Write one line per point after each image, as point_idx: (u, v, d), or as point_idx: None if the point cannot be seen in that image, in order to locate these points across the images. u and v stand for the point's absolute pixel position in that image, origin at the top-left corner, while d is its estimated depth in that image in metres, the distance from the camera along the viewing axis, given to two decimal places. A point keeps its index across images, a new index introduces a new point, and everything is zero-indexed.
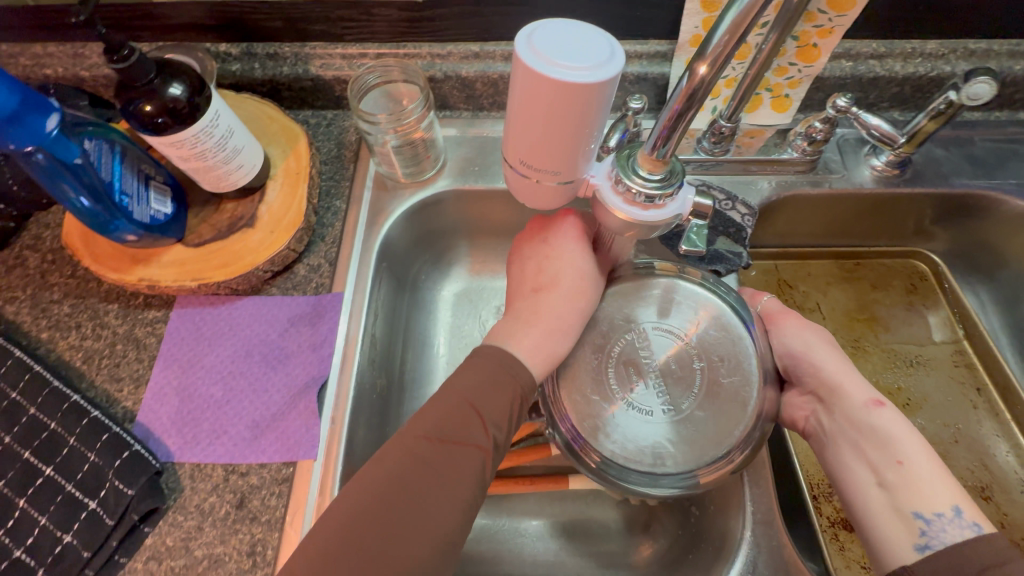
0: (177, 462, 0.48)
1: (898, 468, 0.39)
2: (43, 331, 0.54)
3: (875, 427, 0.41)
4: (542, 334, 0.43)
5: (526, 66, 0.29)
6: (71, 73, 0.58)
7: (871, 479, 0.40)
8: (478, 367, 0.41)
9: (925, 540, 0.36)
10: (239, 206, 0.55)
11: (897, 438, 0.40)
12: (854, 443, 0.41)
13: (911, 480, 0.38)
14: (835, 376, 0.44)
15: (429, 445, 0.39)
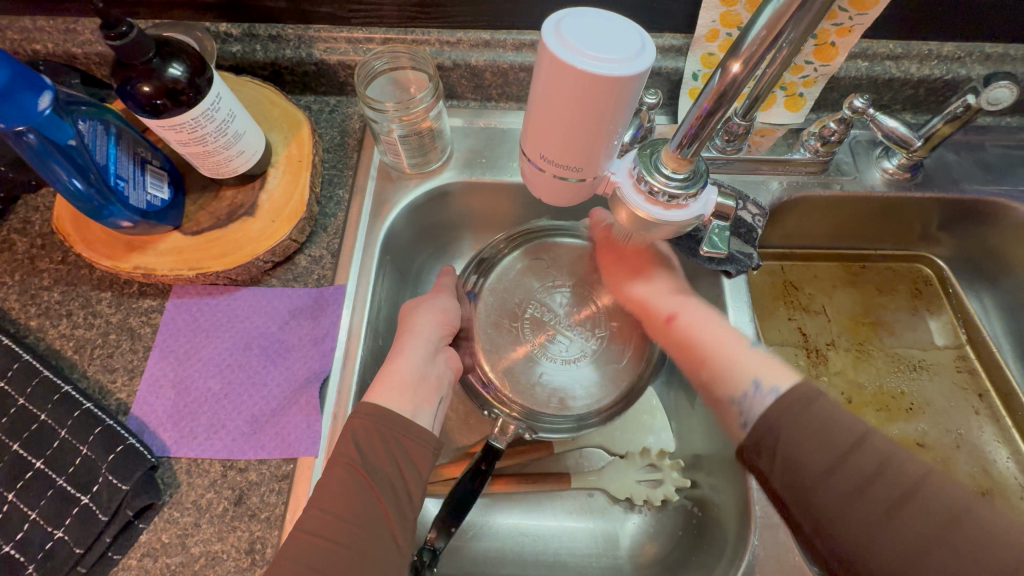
0: (173, 457, 0.47)
1: (704, 367, 0.46)
2: (33, 318, 0.52)
3: (690, 336, 0.47)
4: (391, 381, 0.46)
5: (554, 56, 0.27)
6: (62, 49, 0.56)
7: (702, 380, 0.46)
8: (358, 420, 0.43)
9: (746, 417, 0.41)
10: (238, 193, 0.53)
11: (697, 336, 0.46)
12: (684, 355, 0.47)
13: (726, 372, 0.44)
14: (652, 297, 0.50)
15: (348, 480, 0.40)
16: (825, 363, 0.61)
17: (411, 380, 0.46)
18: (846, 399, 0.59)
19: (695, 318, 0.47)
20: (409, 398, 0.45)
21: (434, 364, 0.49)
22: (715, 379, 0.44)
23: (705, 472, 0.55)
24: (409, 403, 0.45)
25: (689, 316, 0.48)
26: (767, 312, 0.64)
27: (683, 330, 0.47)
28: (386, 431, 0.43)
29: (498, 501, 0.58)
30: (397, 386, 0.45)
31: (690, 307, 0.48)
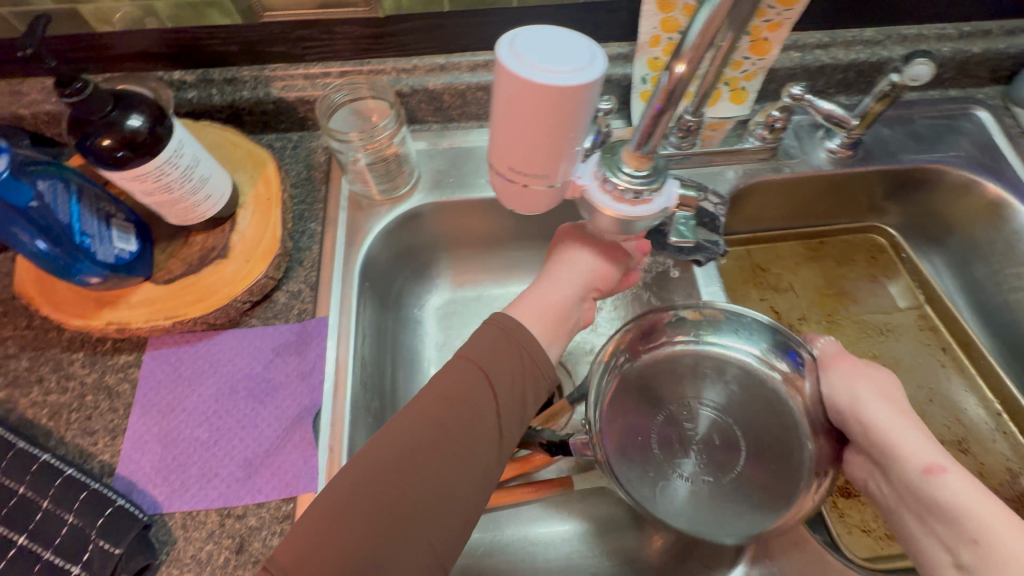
0: (166, 513, 0.46)
1: (959, 532, 0.35)
2: (1, 390, 0.50)
3: (940, 500, 0.36)
4: (531, 304, 0.45)
5: (510, 72, 0.29)
6: (9, 111, 0.55)
7: (947, 555, 0.36)
8: (491, 328, 0.42)
9: None
10: (209, 237, 0.53)
11: (962, 511, 0.35)
12: (919, 515, 0.38)
13: (991, 560, 0.33)
14: (887, 435, 0.40)
15: (467, 374, 0.40)
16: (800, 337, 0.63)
17: (557, 310, 0.45)
18: None
19: (965, 486, 0.36)
20: (545, 329, 0.44)
21: (578, 310, 0.47)
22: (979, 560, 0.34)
23: None
24: (547, 335, 0.44)
25: (960, 480, 0.36)
26: (739, 295, 0.67)
27: (930, 497, 0.37)
28: (524, 359, 0.41)
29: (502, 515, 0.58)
30: (537, 316, 0.44)
31: (957, 472, 0.37)
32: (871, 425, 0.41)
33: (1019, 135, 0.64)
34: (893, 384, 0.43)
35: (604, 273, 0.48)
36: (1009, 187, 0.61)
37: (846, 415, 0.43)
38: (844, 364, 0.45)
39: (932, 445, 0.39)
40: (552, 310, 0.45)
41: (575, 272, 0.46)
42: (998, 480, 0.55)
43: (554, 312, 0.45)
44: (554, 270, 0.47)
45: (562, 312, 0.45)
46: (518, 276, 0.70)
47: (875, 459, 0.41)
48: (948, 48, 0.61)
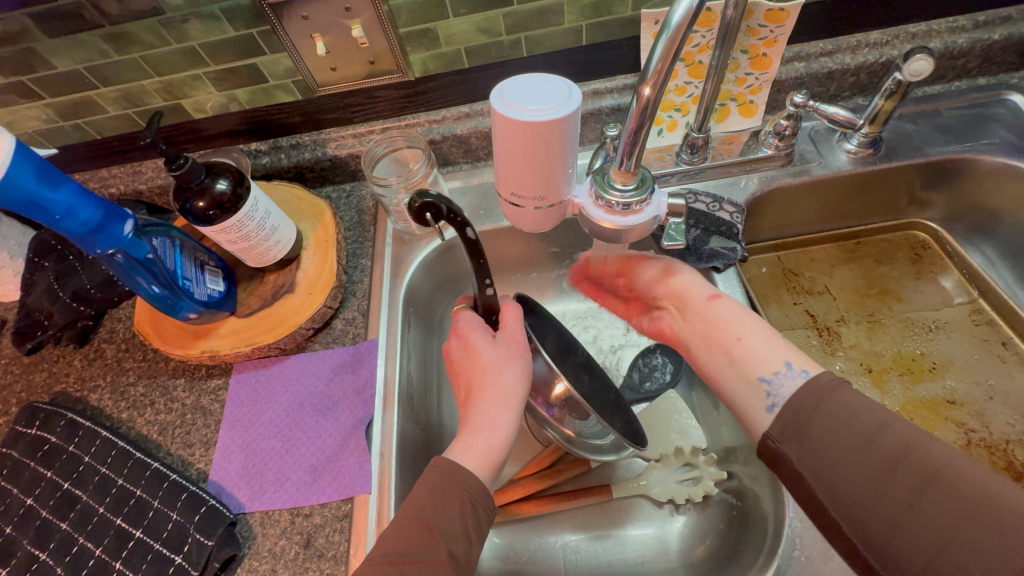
0: (248, 512, 0.53)
1: (739, 341, 0.46)
2: (123, 411, 0.61)
3: (720, 316, 0.48)
4: (479, 450, 0.45)
5: (500, 116, 0.35)
6: (131, 188, 0.68)
7: (725, 360, 0.47)
8: (445, 480, 0.42)
9: (771, 401, 0.42)
10: (280, 276, 0.63)
11: (735, 320, 0.47)
12: (707, 301, 0.49)
13: (752, 353, 0.45)
14: (682, 286, 0.52)
15: (432, 482, 0.42)
16: (839, 338, 0.62)
17: (495, 447, 0.45)
18: (866, 369, 0.59)
19: (735, 304, 0.49)
20: (489, 464, 0.44)
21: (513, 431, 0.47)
22: (740, 359, 0.45)
23: (740, 462, 0.57)
24: (489, 468, 0.44)
25: (730, 301, 0.49)
26: (772, 300, 0.66)
27: (712, 310, 0.49)
28: (468, 494, 0.42)
29: (543, 522, 0.61)
30: (482, 453, 0.44)
31: (728, 302, 0.49)
32: (680, 281, 0.52)
33: None
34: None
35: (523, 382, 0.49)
36: None
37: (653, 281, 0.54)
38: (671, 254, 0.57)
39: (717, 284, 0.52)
40: (483, 435, 0.46)
41: (512, 387, 0.49)
42: None
43: (490, 439, 0.45)
44: (490, 395, 0.48)
45: (495, 440, 0.45)
46: (549, 296, 0.75)
47: (677, 316, 0.52)
48: (964, 39, 0.61)
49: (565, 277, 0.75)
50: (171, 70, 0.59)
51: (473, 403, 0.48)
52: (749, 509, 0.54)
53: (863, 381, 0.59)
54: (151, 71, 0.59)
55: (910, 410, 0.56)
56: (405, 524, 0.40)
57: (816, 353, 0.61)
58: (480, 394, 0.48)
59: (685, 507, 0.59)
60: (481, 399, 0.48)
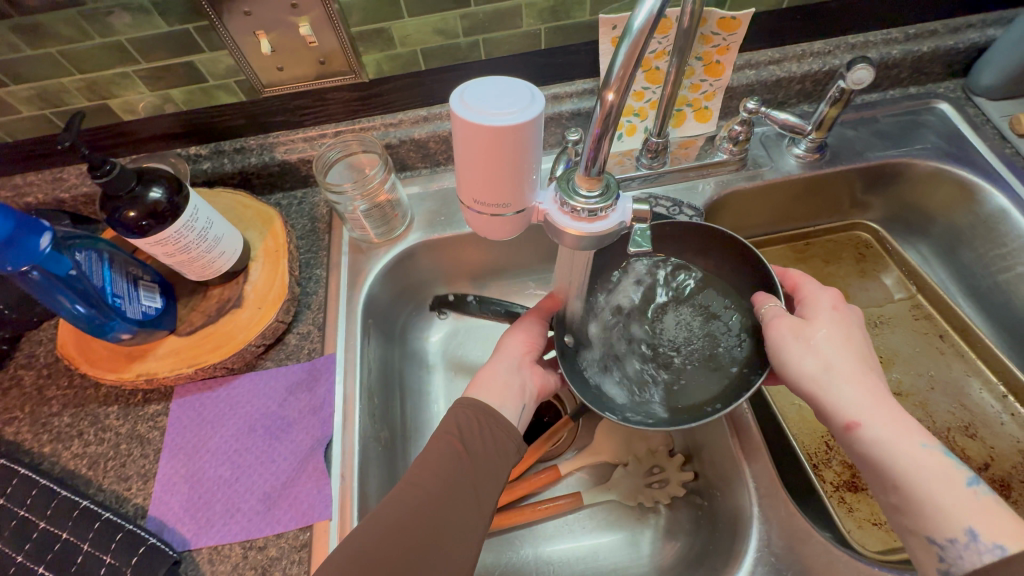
0: (194, 549, 0.49)
1: (901, 489, 0.38)
2: (46, 445, 0.55)
3: (873, 453, 0.40)
4: (491, 385, 0.50)
5: (461, 120, 0.33)
6: (51, 197, 0.62)
7: (884, 500, 0.40)
8: (462, 411, 0.47)
9: (945, 564, 0.36)
10: (225, 289, 0.58)
11: (888, 459, 0.39)
12: (856, 430, 0.40)
13: (915, 503, 0.38)
14: (821, 398, 0.43)
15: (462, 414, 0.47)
16: None
17: (506, 383, 0.50)
18: None
19: (888, 435, 0.39)
20: (500, 393, 0.49)
21: (519, 375, 0.52)
22: (903, 506, 0.38)
23: (706, 462, 0.58)
24: (499, 397, 0.49)
25: (878, 432, 0.40)
26: None
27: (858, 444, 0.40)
28: (483, 420, 0.46)
29: (515, 536, 0.59)
30: (492, 386, 0.49)
31: (883, 420, 0.40)
32: (813, 386, 0.43)
33: (982, 123, 0.67)
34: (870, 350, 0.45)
35: (528, 336, 0.54)
36: (981, 174, 0.63)
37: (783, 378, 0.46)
38: (813, 324, 0.46)
39: (869, 398, 0.41)
40: (496, 382, 0.50)
41: (517, 343, 0.54)
42: (1010, 463, 0.54)
43: (503, 384, 0.50)
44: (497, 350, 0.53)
45: (502, 377, 0.50)
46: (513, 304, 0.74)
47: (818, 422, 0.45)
48: (897, 50, 0.65)
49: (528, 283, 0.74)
50: (95, 67, 0.54)
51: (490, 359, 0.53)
52: (716, 508, 0.55)
53: None
54: (71, 68, 0.54)
55: None
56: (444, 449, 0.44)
57: None
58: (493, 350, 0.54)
59: (655, 510, 0.60)
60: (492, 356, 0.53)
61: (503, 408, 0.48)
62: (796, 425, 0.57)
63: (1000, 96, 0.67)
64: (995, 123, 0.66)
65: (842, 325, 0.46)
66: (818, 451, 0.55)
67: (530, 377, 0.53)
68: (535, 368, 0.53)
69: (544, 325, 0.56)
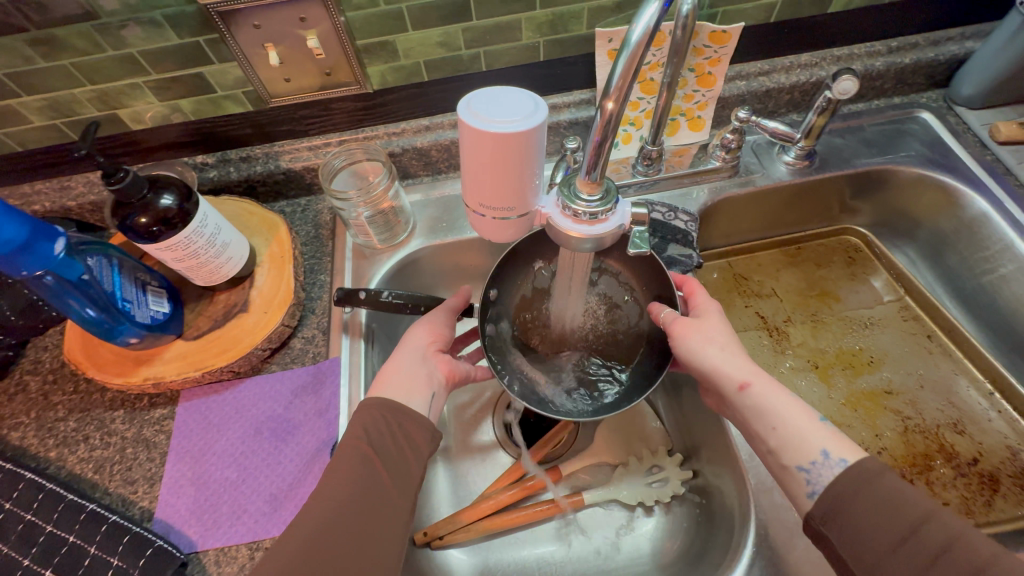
0: (200, 551, 0.49)
1: (777, 431, 0.43)
2: (52, 450, 0.55)
3: (756, 404, 0.44)
4: (398, 379, 0.50)
5: (468, 127, 0.35)
6: (58, 205, 0.64)
7: (767, 448, 0.44)
8: (369, 410, 0.47)
9: (812, 488, 0.40)
10: (231, 295, 0.59)
11: (770, 408, 0.43)
12: (745, 387, 0.45)
13: (789, 441, 0.42)
14: (712, 362, 0.47)
15: (371, 415, 0.47)
16: (788, 338, 0.66)
17: (410, 376, 0.50)
18: (813, 365, 0.63)
19: (768, 392, 0.44)
20: (406, 387, 0.49)
21: (425, 364, 0.52)
22: (780, 448, 0.42)
23: (704, 461, 0.59)
24: (404, 391, 0.49)
25: (762, 388, 0.44)
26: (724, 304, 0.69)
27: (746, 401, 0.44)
28: (392, 416, 0.47)
29: (517, 537, 0.60)
30: (397, 380, 0.50)
31: (761, 376, 0.45)
32: (709, 358, 0.47)
33: (963, 131, 0.69)
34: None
35: (434, 329, 0.55)
36: (963, 179, 0.65)
37: (683, 355, 0.49)
38: (702, 309, 0.51)
39: (750, 362, 0.46)
40: (400, 377, 0.50)
41: (421, 335, 0.54)
42: (998, 459, 0.56)
43: (408, 379, 0.50)
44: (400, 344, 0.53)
45: (405, 371, 0.51)
46: None
47: (711, 392, 0.49)
48: (880, 62, 0.68)
49: None
50: (106, 78, 0.56)
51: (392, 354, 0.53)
52: (715, 506, 0.56)
53: (809, 376, 0.62)
54: (83, 79, 0.55)
55: (853, 402, 0.60)
56: (352, 455, 0.44)
57: (768, 353, 0.65)
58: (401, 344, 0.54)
59: (655, 509, 0.61)
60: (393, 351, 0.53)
61: (411, 401, 0.49)
62: None
63: (980, 106, 0.70)
64: (975, 132, 0.69)
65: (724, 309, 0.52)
66: None
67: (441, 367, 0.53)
68: (443, 357, 0.54)
69: (451, 317, 0.57)
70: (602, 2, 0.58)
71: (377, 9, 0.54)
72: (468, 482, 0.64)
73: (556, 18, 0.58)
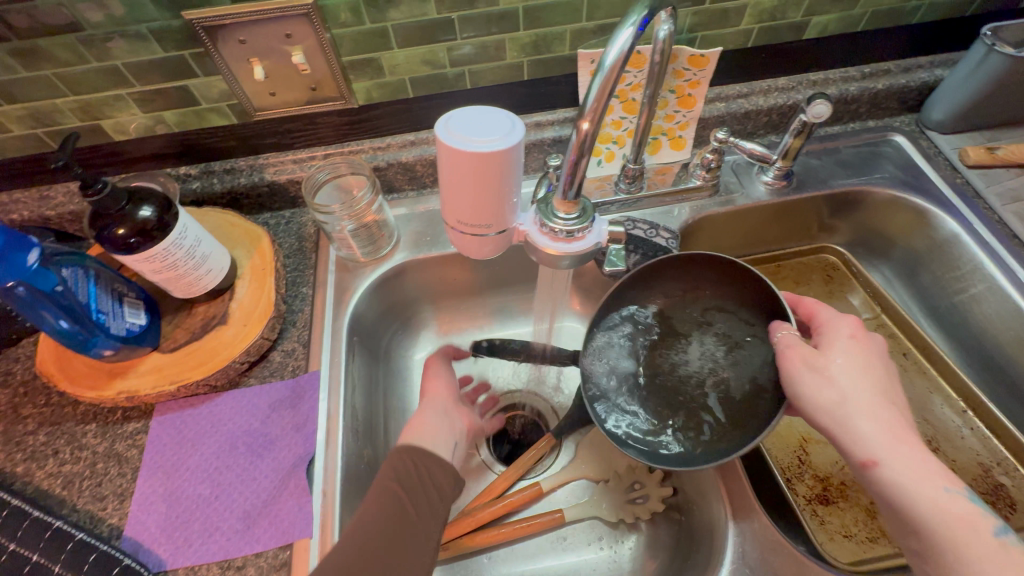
0: (169, 570, 0.48)
1: (918, 531, 0.39)
2: (19, 464, 0.54)
3: (886, 490, 0.40)
4: (422, 427, 0.51)
5: (446, 146, 0.35)
6: (37, 215, 0.63)
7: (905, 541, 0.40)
8: (395, 457, 0.47)
9: None
10: (211, 307, 0.59)
11: (905, 498, 0.39)
12: (878, 467, 0.40)
13: (930, 544, 0.38)
14: (837, 430, 0.42)
15: (396, 457, 0.47)
16: None
17: (435, 426, 0.51)
18: None
19: (903, 477, 0.39)
20: (431, 434, 0.50)
21: (447, 415, 0.54)
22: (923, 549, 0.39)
23: (684, 478, 0.59)
24: (428, 436, 0.50)
25: (895, 473, 0.40)
26: None
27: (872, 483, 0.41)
28: (418, 461, 0.47)
29: (495, 554, 0.59)
30: (423, 428, 0.50)
31: (899, 457, 0.40)
32: (828, 419, 0.43)
33: (935, 154, 0.71)
34: (890, 380, 0.44)
35: (444, 384, 0.58)
36: (935, 201, 0.67)
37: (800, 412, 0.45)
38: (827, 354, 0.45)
39: (885, 435, 0.41)
40: (426, 426, 0.51)
41: (437, 390, 0.57)
42: (971, 476, 0.57)
43: (434, 428, 0.51)
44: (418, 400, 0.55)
45: (428, 420, 0.52)
46: (499, 322, 0.76)
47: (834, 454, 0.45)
48: (855, 87, 0.70)
49: (511, 301, 0.76)
50: (90, 89, 0.56)
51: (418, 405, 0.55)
52: (695, 523, 0.56)
53: None
54: (66, 90, 0.55)
55: None
56: (384, 497, 0.44)
57: None
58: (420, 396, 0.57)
59: (636, 526, 0.60)
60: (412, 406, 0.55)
61: (436, 446, 0.49)
62: (769, 440, 0.59)
63: (950, 131, 0.72)
64: (946, 155, 0.71)
65: (861, 353, 0.45)
66: (791, 465, 0.57)
67: (456, 418, 0.55)
68: (462, 410, 0.57)
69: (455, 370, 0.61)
70: (584, 24, 0.59)
71: (362, 27, 0.55)
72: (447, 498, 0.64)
73: (539, 39, 0.60)
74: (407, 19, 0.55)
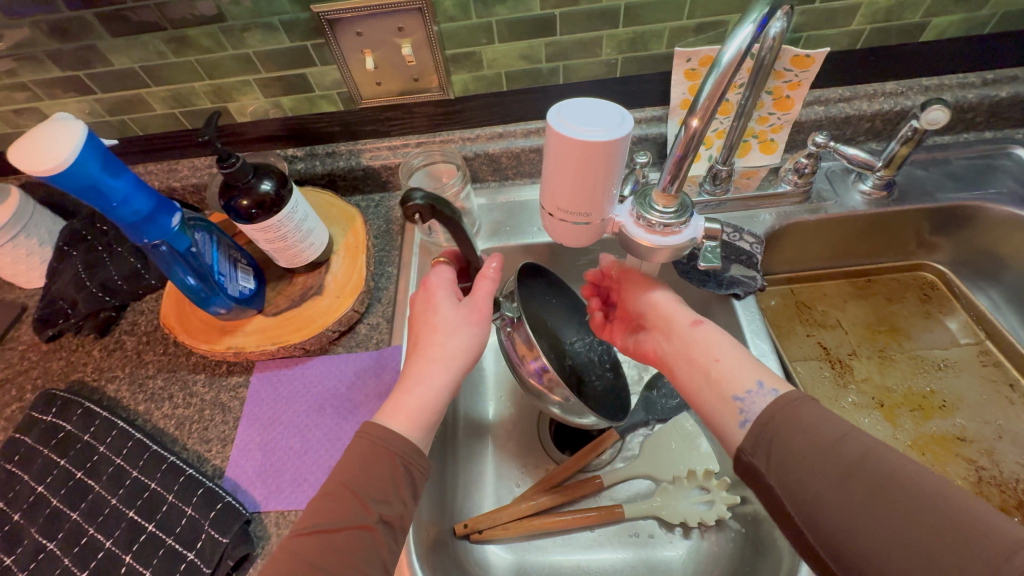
0: (263, 512, 0.53)
1: (717, 364, 0.47)
2: (141, 404, 0.61)
3: (698, 339, 0.49)
4: (407, 408, 0.46)
5: (556, 133, 0.37)
6: (165, 184, 0.71)
7: (703, 378, 0.47)
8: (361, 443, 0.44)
9: (744, 417, 0.43)
10: (309, 278, 0.64)
11: (716, 343, 0.48)
12: (699, 324, 0.50)
13: (726, 372, 0.46)
14: (668, 306, 0.53)
15: (361, 447, 0.44)
16: (851, 371, 0.63)
17: (428, 411, 0.46)
18: (878, 403, 0.61)
19: (717, 332, 0.49)
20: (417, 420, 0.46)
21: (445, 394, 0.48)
22: (718, 379, 0.46)
23: None
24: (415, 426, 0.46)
25: (712, 328, 0.50)
26: (785, 330, 0.68)
27: (693, 333, 0.49)
28: (383, 455, 0.43)
29: (550, 540, 0.61)
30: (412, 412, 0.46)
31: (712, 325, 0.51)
32: (663, 302, 0.54)
33: None
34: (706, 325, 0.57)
35: (461, 348, 0.49)
36: None
37: (647, 304, 0.55)
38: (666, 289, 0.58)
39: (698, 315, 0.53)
40: (415, 409, 0.46)
41: (442, 356, 0.48)
42: None
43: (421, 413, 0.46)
44: (433, 355, 0.48)
45: (423, 398, 0.47)
46: None
47: (659, 339, 0.53)
48: (974, 94, 0.65)
49: None
50: (223, 74, 0.62)
51: (416, 359, 0.49)
52: (763, 537, 0.54)
53: (874, 415, 0.60)
54: (203, 74, 0.61)
55: (920, 446, 0.57)
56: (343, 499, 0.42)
57: (829, 386, 0.63)
58: (417, 348, 0.49)
59: (697, 532, 0.60)
60: (419, 357, 0.49)
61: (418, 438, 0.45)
62: None
63: None
64: None
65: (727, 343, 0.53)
66: None
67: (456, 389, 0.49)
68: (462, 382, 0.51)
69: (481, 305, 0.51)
70: (684, 22, 0.59)
71: (468, 21, 0.57)
72: (510, 480, 0.65)
73: (636, 36, 0.60)
74: (511, 14, 0.57)
